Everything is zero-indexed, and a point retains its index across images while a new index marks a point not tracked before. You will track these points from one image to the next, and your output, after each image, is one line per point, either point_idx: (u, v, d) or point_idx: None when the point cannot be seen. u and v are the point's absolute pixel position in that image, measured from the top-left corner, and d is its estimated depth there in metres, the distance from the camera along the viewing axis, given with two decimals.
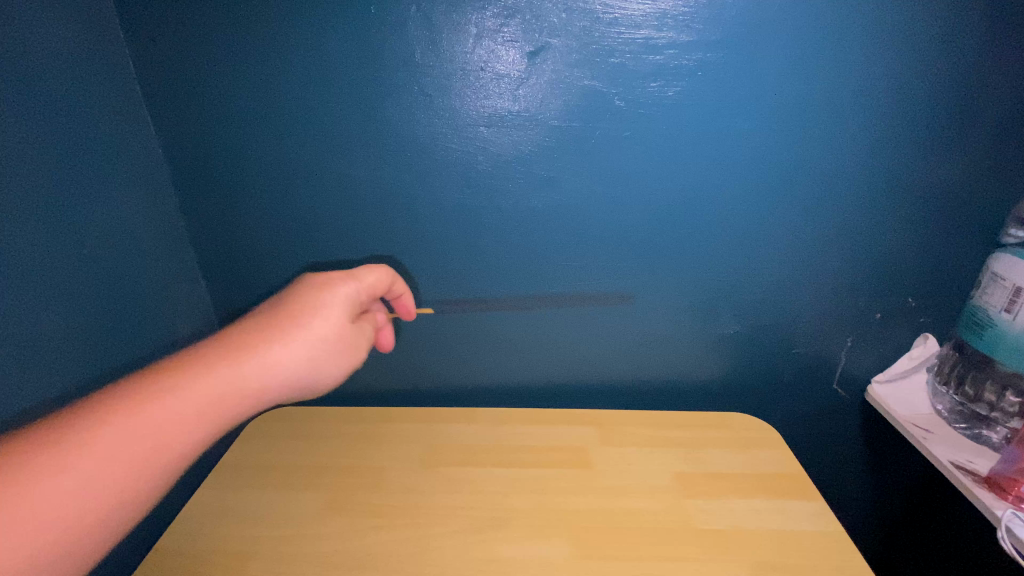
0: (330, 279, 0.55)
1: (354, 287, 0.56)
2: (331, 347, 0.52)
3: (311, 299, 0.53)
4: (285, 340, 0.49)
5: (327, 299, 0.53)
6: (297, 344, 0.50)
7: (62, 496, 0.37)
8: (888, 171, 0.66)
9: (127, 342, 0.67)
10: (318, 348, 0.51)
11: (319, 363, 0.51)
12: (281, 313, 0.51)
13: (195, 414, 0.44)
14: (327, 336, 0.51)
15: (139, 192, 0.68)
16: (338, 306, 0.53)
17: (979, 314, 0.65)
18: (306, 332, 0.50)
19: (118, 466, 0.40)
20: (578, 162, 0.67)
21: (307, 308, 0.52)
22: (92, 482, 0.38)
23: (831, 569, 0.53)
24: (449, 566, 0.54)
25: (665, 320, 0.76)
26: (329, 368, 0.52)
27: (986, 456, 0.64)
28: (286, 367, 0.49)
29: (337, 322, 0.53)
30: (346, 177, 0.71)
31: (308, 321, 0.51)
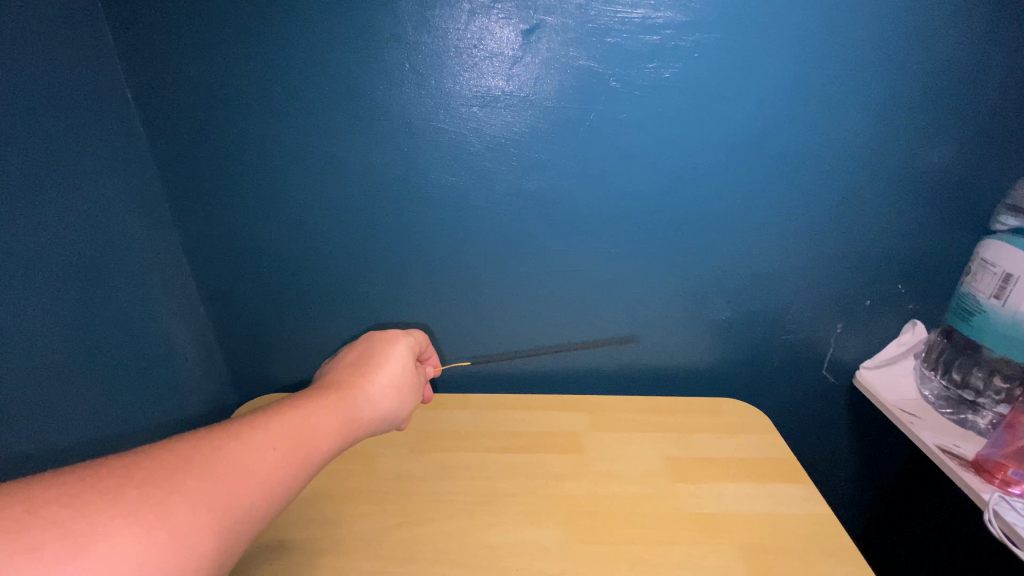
0: (391, 335, 0.62)
1: (412, 339, 0.62)
2: (407, 391, 0.57)
3: (383, 352, 0.58)
4: (373, 383, 0.54)
5: (398, 350, 0.59)
6: (384, 387, 0.55)
7: (223, 496, 0.36)
8: (883, 157, 0.66)
9: (113, 325, 0.65)
10: (400, 392, 0.56)
11: (400, 405, 0.56)
12: (359, 365, 0.56)
13: (319, 439, 0.45)
14: (404, 380, 0.57)
15: (119, 169, 0.66)
16: (408, 355, 0.60)
17: (968, 301, 0.65)
18: (388, 376, 0.56)
19: (265, 476, 0.39)
20: (575, 147, 0.66)
21: (382, 358, 0.57)
22: (245, 487, 0.38)
23: (820, 552, 0.53)
24: (440, 552, 0.53)
25: (657, 307, 0.76)
26: (406, 411, 0.57)
27: (971, 440, 0.65)
28: (378, 407, 0.53)
29: (410, 368, 0.59)
30: (335, 159, 0.69)
31: (386, 368, 0.57)
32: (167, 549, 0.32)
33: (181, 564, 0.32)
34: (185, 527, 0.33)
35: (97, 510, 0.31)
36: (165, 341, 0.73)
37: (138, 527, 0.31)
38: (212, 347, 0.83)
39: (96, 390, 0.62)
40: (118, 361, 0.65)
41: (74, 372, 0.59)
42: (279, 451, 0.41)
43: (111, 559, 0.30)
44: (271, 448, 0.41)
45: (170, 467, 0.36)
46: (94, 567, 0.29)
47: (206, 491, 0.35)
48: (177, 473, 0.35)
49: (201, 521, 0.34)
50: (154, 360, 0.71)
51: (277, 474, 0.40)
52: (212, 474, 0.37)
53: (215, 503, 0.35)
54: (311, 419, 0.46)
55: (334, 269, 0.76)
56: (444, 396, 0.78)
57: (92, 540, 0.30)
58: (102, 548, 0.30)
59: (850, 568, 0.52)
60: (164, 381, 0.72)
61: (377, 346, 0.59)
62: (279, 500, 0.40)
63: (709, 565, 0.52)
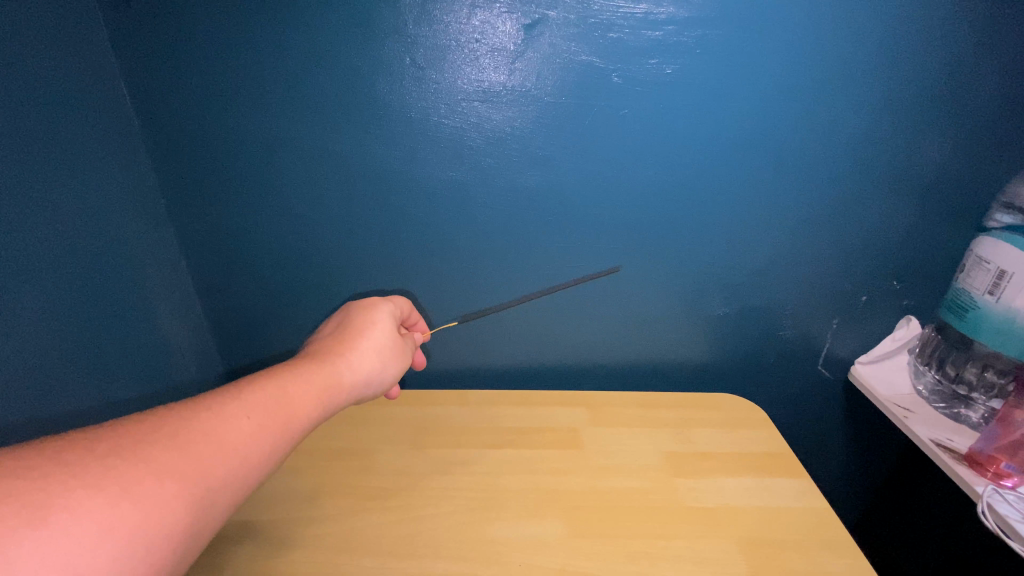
0: (369, 303, 0.62)
1: (391, 307, 0.63)
2: (391, 353, 0.58)
3: (363, 320, 0.59)
4: (355, 349, 0.55)
5: (377, 317, 0.60)
6: (366, 351, 0.55)
7: (192, 467, 0.36)
8: (881, 154, 0.66)
9: (104, 319, 0.64)
10: (383, 355, 0.57)
11: (384, 367, 0.57)
12: (339, 335, 0.56)
13: (297, 406, 0.46)
14: (388, 344, 0.58)
15: (112, 164, 0.65)
16: (388, 321, 0.60)
17: (961, 297, 0.66)
18: (370, 341, 0.56)
19: (238, 445, 0.40)
20: (577, 141, 0.66)
21: (362, 326, 0.58)
22: (216, 457, 0.38)
23: (818, 544, 0.54)
24: (441, 547, 0.53)
25: (656, 302, 0.76)
26: (392, 372, 0.58)
27: (964, 434, 0.66)
28: (362, 370, 0.54)
29: (392, 334, 0.60)
30: (333, 153, 0.68)
31: (367, 334, 0.57)
32: (136, 518, 0.32)
33: (150, 533, 0.33)
34: (153, 497, 0.34)
35: (56, 484, 0.31)
36: (155, 334, 0.72)
37: (100, 500, 0.32)
38: (207, 343, 0.82)
39: (83, 380, 0.61)
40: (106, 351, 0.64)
41: (64, 367, 0.59)
42: (252, 420, 0.42)
43: (72, 530, 0.30)
44: (244, 418, 0.41)
45: (134, 441, 0.36)
46: (55, 538, 0.29)
47: (181, 469, 0.36)
48: (143, 447, 0.35)
49: (170, 491, 0.34)
50: (143, 350, 0.70)
51: (252, 441, 0.41)
52: (179, 445, 0.37)
53: (185, 473, 0.36)
54: (288, 388, 0.46)
55: (332, 263, 0.76)
56: (443, 392, 0.78)
57: (52, 513, 0.30)
58: (64, 519, 0.30)
59: (848, 560, 0.52)
60: (152, 374, 0.72)
61: (356, 315, 0.60)
62: (255, 470, 0.40)
63: (708, 557, 0.52)
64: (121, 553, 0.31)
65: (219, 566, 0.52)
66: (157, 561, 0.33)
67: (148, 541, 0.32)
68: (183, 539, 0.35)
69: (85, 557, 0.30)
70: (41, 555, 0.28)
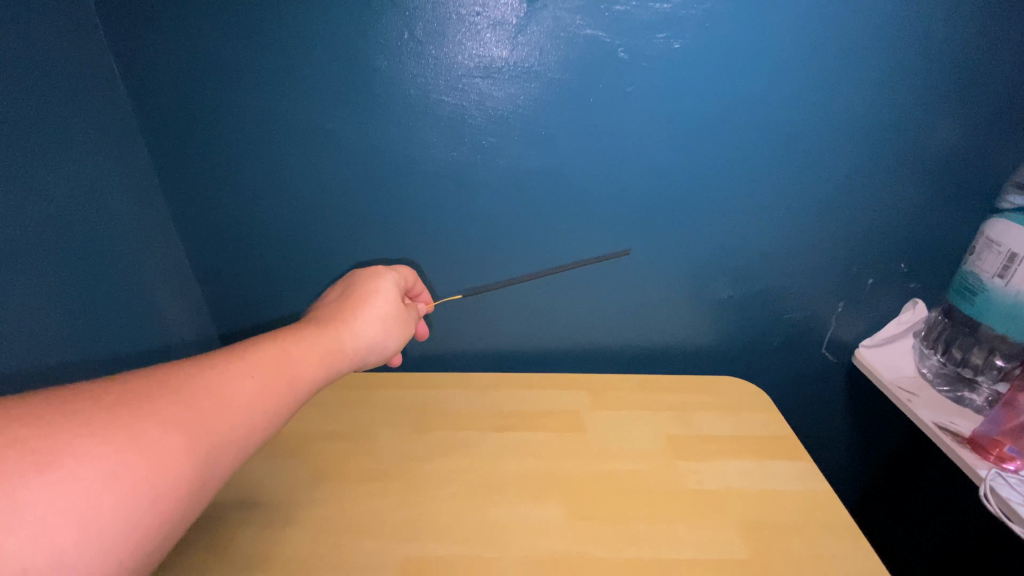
0: (374, 272, 0.61)
1: (395, 277, 0.62)
2: (394, 321, 0.57)
3: (367, 288, 0.58)
4: (357, 317, 0.54)
5: (381, 285, 0.59)
6: (368, 320, 0.55)
7: (198, 422, 0.36)
8: (892, 133, 0.64)
9: (99, 294, 0.63)
10: (386, 323, 0.56)
11: (387, 336, 0.56)
12: (342, 303, 0.56)
13: (300, 370, 0.45)
14: (391, 313, 0.57)
15: (103, 142, 0.64)
16: (392, 289, 0.59)
17: (970, 281, 0.65)
18: (373, 309, 0.56)
19: (243, 403, 0.40)
20: (580, 119, 0.64)
21: (366, 294, 0.57)
22: (222, 414, 0.38)
23: (817, 527, 0.54)
24: (443, 529, 0.53)
25: (660, 285, 0.75)
26: (394, 341, 0.57)
27: (968, 418, 0.66)
28: (364, 338, 0.53)
29: (396, 302, 0.59)
30: (330, 132, 0.67)
31: (370, 302, 0.56)
32: (142, 468, 0.32)
33: (157, 483, 0.33)
34: (159, 448, 0.34)
35: (62, 430, 0.31)
36: (152, 312, 0.71)
37: (106, 448, 0.32)
38: (206, 324, 0.82)
39: (81, 352, 0.61)
40: (105, 319, 0.64)
41: (60, 342, 0.58)
42: (256, 379, 0.42)
43: (78, 477, 0.30)
44: (248, 377, 0.41)
45: (140, 393, 0.35)
46: (62, 484, 0.29)
47: (185, 424, 0.36)
48: (149, 399, 0.35)
49: (177, 443, 0.34)
50: (142, 320, 0.70)
51: (256, 401, 0.41)
52: (185, 400, 0.37)
53: (190, 428, 0.36)
54: (290, 351, 0.46)
55: (331, 245, 0.75)
56: (444, 375, 0.77)
57: (58, 459, 0.30)
58: (71, 466, 0.30)
59: (846, 542, 0.53)
60: (149, 351, 0.71)
61: (360, 283, 0.59)
62: (259, 431, 0.40)
63: (707, 540, 0.53)
64: (128, 501, 0.31)
65: (220, 544, 0.52)
66: (164, 510, 0.33)
67: (156, 488, 0.33)
68: (189, 490, 0.35)
69: (92, 504, 0.30)
70: (48, 499, 0.29)
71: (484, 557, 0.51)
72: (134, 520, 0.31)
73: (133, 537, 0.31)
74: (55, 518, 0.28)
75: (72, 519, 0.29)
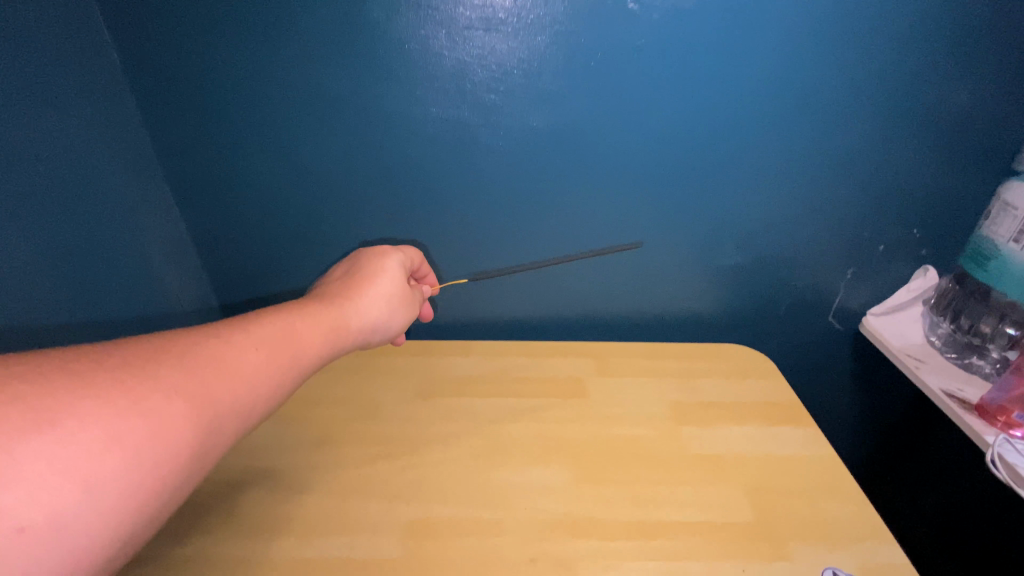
0: (380, 252, 0.60)
1: (401, 257, 0.61)
2: (398, 302, 0.57)
3: (373, 267, 0.57)
4: (362, 295, 0.53)
5: (387, 265, 0.58)
6: (373, 298, 0.54)
7: (201, 390, 0.36)
8: (911, 92, 0.62)
9: (95, 259, 0.62)
10: (391, 303, 0.56)
11: (391, 316, 0.55)
12: (347, 279, 0.55)
13: (304, 345, 0.45)
14: (395, 293, 0.57)
15: (93, 101, 0.61)
16: (398, 270, 0.58)
17: (985, 246, 0.64)
18: (378, 289, 0.55)
19: (246, 373, 0.39)
20: (587, 76, 0.62)
21: (371, 273, 0.56)
22: (225, 385, 0.37)
23: (821, 490, 0.54)
24: (447, 490, 0.54)
25: (666, 254, 0.74)
26: (398, 322, 0.57)
27: (975, 385, 0.66)
28: (368, 317, 0.53)
29: (401, 282, 0.58)
30: (329, 91, 0.64)
31: (376, 281, 0.56)
32: (143, 433, 0.32)
33: (157, 448, 0.32)
34: (161, 413, 0.33)
35: (64, 389, 0.30)
36: (149, 279, 0.70)
37: (108, 411, 0.31)
38: (207, 291, 0.81)
39: (78, 317, 0.60)
40: (102, 285, 0.63)
41: (57, 307, 0.57)
42: (261, 352, 0.41)
43: (79, 438, 0.29)
44: (253, 349, 0.41)
45: (143, 357, 0.35)
46: (62, 444, 0.28)
47: (187, 390, 0.35)
48: (152, 365, 0.34)
49: (180, 409, 0.34)
50: (139, 287, 0.69)
51: (260, 374, 0.40)
52: (188, 367, 0.36)
53: (194, 395, 0.35)
54: (295, 325, 0.45)
55: (330, 211, 0.73)
56: (447, 343, 0.77)
57: (59, 418, 0.29)
58: (71, 425, 0.29)
59: (852, 506, 0.52)
60: (146, 318, 0.70)
61: (366, 262, 0.58)
62: (261, 396, 0.40)
63: (711, 502, 0.53)
64: (128, 464, 0.31)
65: (227, 507, 0.52)
66: (163, 475, 0.32)
67: (156, 454, 0.32)
68: (188, 457, 0.34)
69: (92, 465, 0.29)
70: (47, 458, 0.28)
71: (489, 518, 0.51)
72: (133, 484, 0.31)
73: (133, 500, 0.31)
74: (54, 477, 0.28)
75: (71, 479, 0.28)
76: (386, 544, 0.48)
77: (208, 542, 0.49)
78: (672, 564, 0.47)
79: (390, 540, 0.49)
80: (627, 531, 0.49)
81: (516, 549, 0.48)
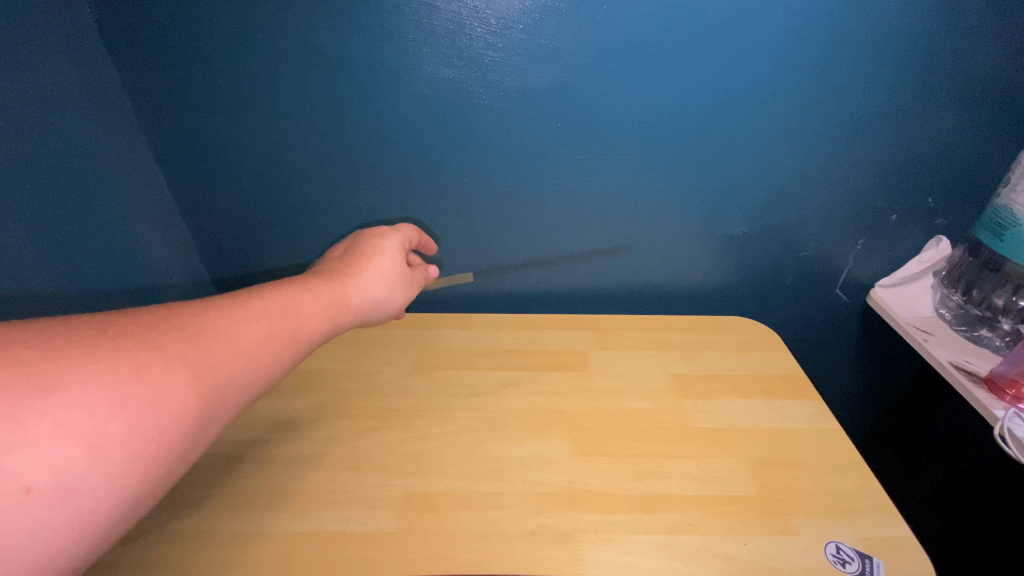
0: (379, 231, 0.58)
1: (401, 238, 0.58)
2: (399, 280, 0.55)
3: (372, 246, 0.55)
4: (361, 273, 0.51)
5: (385, 244, 0.56)
6: (373, 275, 0.52)
7: (205, 359, 0.34)
8: (935, 52, 0.59)
9: (79, 224, 0.60)
10: (391, 281, 0.54)
11: (392, 293, 0.53)
12: (346, 257, 0.53)
13: (305, 319, 0.43)
14: (396, 272, 0.55)
15: (66, 59, 0.57)
16: (397, 250, 0.56)
17: (1002, 214, 0.61)
18: (377, 267, 0.53)
19: (247, 346, 0.37)
20: (591, 31, 0.58)
21: (371, 251, 0.54)
22: (226, 355, 0.35)
23: (825, 464, 0.53)
24: (448, 463, 0.53)
25: (672, 220, 0.71)
26: (399, 300, 0.54)
27: (985, 357, 0.65)
28: (368, 294, 0.51)
29: (401, 261, 0.56)
30: (318, 50, 0.60)
31: (375, 259, 0.53)
32: (147, 401, 0.30)
33: (161, 416, 0.30)
34: (166, 381, 0.31)
35: (67, 355, 0.29)
36: (136, 246, 0.68)
37: (113, 377, 0.29)
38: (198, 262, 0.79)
39: (64, 284, 0.58)
40: (89, 251, 0.61)
41: (42, 272, 0.55)
42: (261, 323, 0.39)
43: (84, 402, 0.28)
44: (253, 321, 0.39)
45: (145, 326, 0.33)
46: (67, 407, 0.27)
47: (190, 357, 0.33)
48: (154, 333, 0.33)
49: (184, 378, 0.32)
50: (127, 254, 0.67)
51: (261, 347, 0.38)
52: (191, 338, 0.34)
53: (197, 364, 0.33)
54: (294, 298, 0.43)
55: (321, 180, 0.70)
56: (445, 315, 0.75)
57: (63, 382, 0.28)
58: (76, 391, 0.28)
59: (855, 479, 0.52)
60: (131, 287, 0.68)
61: (363, 242, 0.56)
62: (264, 367, 0.38)
63: (715, 476, 0.52)
64: (133, 430, 0.29)
65: (226, 479, 0.51)
66: (168, 443, 0.31)
67: (161, 422, 0.30)
68: (193, 426, 0.32)
69: (97, 428, 0.28)
70: (51, 422, 0.26)
71: (488, 491, 0.50)
72: (138, 450, 0.29)
73: (140, 465, 0.29)
74: (59, 440, 0.26)
75: (77, 442, 0.27)
76: (384, 518, 0.48)
77: (209, 515, 0.48)
78: (673, 537, 0.46)
79: (389, 514, 0.48)
80: (628, 505, 0.49)
81: (516, 521, 0.47)
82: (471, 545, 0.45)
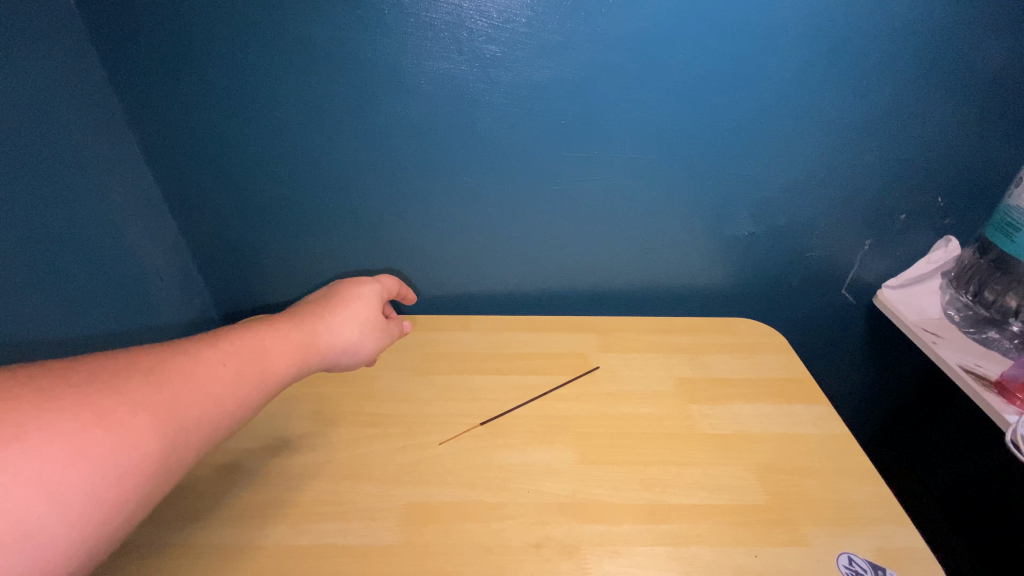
0: (357, 278, 0.57)
1: (379, 287, 0.57)
2: (373, 328, 0.53)
3: (348, 292, 0.54)
4: (334, 316, 0.50)
5: (363, 290, 0.55)
6: (346, 320, 0.51)
7: (169, 403, 0.33)
8: (946, 53, 0.57)
9: (74, 239, 0.57)
10: (365, 328, 0.52)
11: (364, 338, 0.52)
12: (319, 300, 0.52)
13: (273, 360, 0.42)
14: (371, 319, 0.53)
15: (55, 57, 0.54)
16: (374, 298, 0.55)
17: (1012, 216, 0.60)
18: (351, 312, 0.52)
19: (214, 390, 0.36)
20: (598, 23, 0.56)
21: (346, 296, 0.53)
22: (192, 399, 0.35)
23: (835, 470, 0.52)
24: (450, 472, 0.52)
25: (676, 223, 0.70)
26: (372, 346, 0.53)
27: (994, 361, 0.64)
28: (339, 337, 0.49)
29: (377, 309, 0.55)
30: (313, 46, 0.57)
31: (349, 304, 0.52)
32: (108, 446, 0.29)
33: (120, 461, 0.30)
34: (126, 426, 0.31)
35: (30, 404, 0.28)
36: (134, 264, 0.65)
37: (74, 424, 0.29)
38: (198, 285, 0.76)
39: (59, 303, 0.55)
40: (86, 276, 0.58)
41: (33, 287, 0.52)
42: (229, 366, 0.38)
43: (43, 450, 0.27)
44: (221, 364, 0.38)
45: (109, 372, 0.32)
46: (27, 455, 0.27)
47: (152, 400, 0.33)
48: (119, 378, 0.32)
49: (146, 422, 0.32)
50: (127, 282, 0.64)
51: (229, 389, 0.37)
52: (156, 382, 0.34)
53: (160, 408, 0.33)
54: (264, 339, 0.43)
55: (315, 184, 0.67)
56: (445, 318, 0.73)
57: (24, 429, 0.27)
58: (35, 439, 0.27)
59: (868, 488, 0.51)
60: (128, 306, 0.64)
61: (340, 288, 0.55)
62: (231, 408, 0.37)
63: (724, 484, 0.51)
64: (93, 476, 0.28)
65: (220, 490, 0.50)
66: (127, 488, 0.30)
67: (120, 467, 0.30)
68: (153, 471, 0.31)
69: (55, 476, 0.27)
70: (11, 470, 0.26)
71: (490, 502, 0.49)
72: (97, 495, 0.29)
73: (98, 512, 0.28)
74: (18, 489, 0.26)
75: (36, 491, 0.26)
76: (385, 530, 0.46)
77: (204, 528, 0.47)
78: (681, 550, 0.45)
79: (388, 525, 0.47)
80: (637, 515, 0.48)
81: (521, 534, 0.46)
82: (476, 559, 0.44)
